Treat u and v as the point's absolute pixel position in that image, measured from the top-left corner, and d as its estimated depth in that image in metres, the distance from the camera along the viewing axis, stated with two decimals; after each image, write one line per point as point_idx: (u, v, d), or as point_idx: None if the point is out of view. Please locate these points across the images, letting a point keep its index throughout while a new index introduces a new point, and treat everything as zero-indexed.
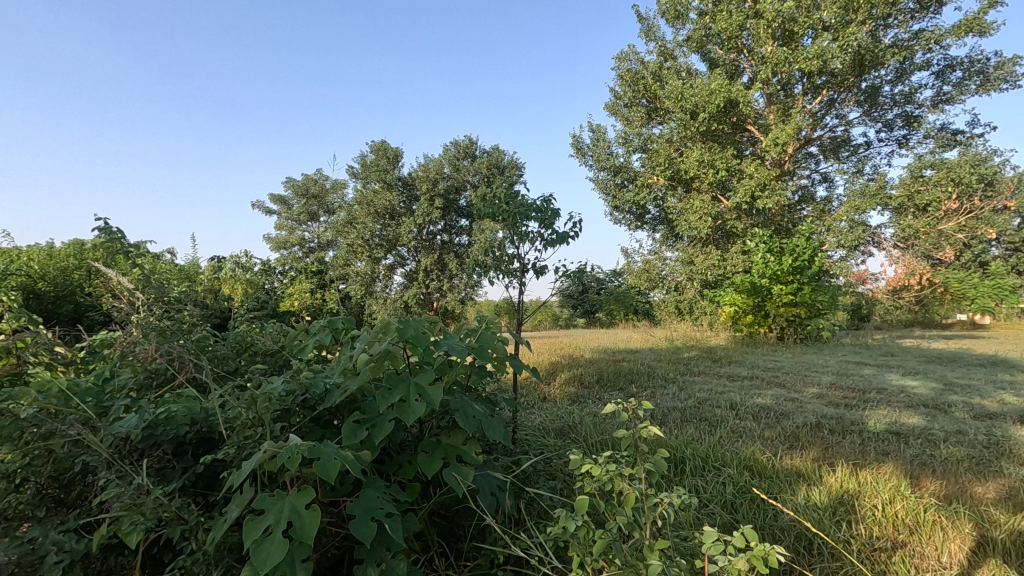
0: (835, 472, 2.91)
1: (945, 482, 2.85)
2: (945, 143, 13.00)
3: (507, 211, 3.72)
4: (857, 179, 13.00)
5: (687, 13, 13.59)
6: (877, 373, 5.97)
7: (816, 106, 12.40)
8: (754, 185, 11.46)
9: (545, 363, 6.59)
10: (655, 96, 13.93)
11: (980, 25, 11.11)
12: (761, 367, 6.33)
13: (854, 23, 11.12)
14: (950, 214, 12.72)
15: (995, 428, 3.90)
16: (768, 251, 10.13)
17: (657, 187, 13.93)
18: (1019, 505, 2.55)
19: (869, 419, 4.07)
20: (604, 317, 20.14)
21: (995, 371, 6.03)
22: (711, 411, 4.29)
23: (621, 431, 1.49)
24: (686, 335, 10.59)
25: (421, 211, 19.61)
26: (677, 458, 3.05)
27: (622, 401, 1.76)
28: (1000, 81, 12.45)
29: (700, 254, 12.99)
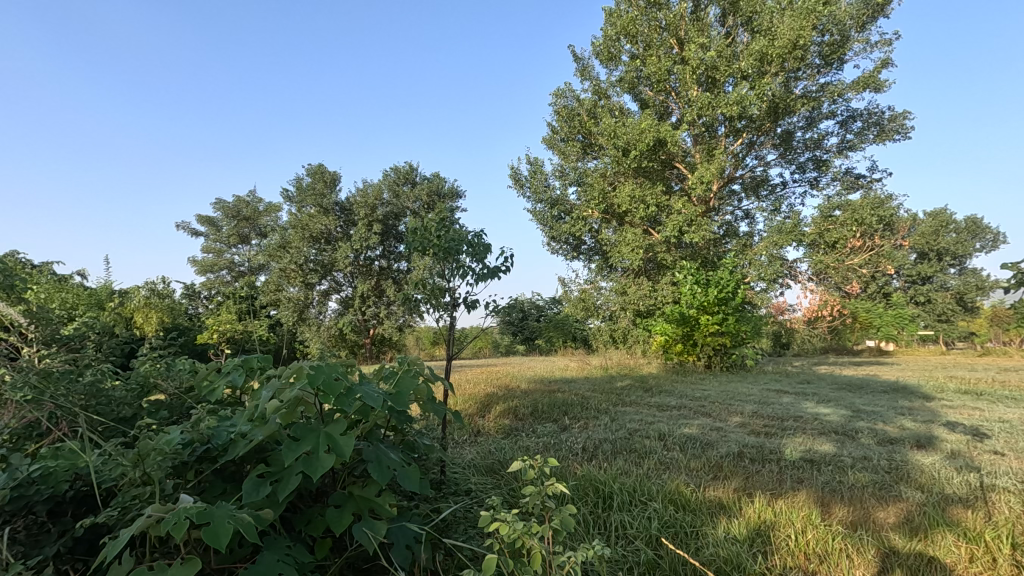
0: (753, 502, 3.00)
1: (851, 509, 3.01)
2: (849, 186, 14.20)
3: (439, 246, 3.70)
4: (775, 216, 13.90)
5: (619, 56, 14.32)
6: (794, 401, 6.30)
7: (737, 148, 13.28)
8: (682, 220, 12.01)
9: (480, 395, 6.53)
10: (590, 132, 14.49)
11: (876, 81, 12.31)
12: (689, 397, 6.53)
13: (768, 74, 12.03)
14: (855, 251, 13.81)
15: (896, 452, 4.20)
16: (696, 283, 10.61)
17: (592, 220, 14.42)
18: (915, 530, 2.72)
19: (786, 447, 4.28)
20: (544, 344, 20.32)
21: (897, 398, 6.50)
22: (640, 442, 4.37)
23: (530, 487, 1.48)
24: (621, 363, 10.88)
25: (358, 236, 19.25)
26: (605, 493, 3.06)
27: (535, 456, 1.74)
28: (893, 132, 13.80)
29: (633, 284, 13.44)
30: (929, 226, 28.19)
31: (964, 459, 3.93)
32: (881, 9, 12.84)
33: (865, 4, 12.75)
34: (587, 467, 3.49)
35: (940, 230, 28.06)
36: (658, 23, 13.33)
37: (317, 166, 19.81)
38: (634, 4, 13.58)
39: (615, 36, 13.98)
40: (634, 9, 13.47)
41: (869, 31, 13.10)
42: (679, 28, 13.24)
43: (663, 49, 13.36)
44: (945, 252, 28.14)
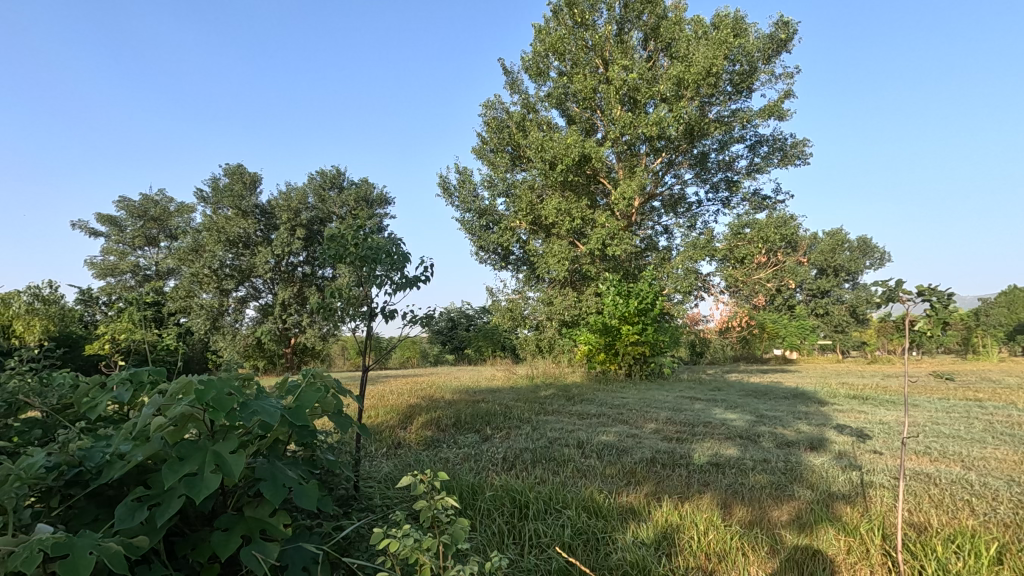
0: (661, 507, 3.13)
1: (750, 509, 3.21)
2: (757, 207, 15.27)
3: (355, 254, 3.61)
4: (691, 232, 14.69)
5: (548, 72, 14.70)
6: (705, 407, 6.65)
7: (656, 166, 13.96)
8: (605, 233, 12.39)
9: (402, 406, 6.40)
10: (518, 145, 14.73)
11: (779, 110, 13.35)
12: (608, 405, 6.72)
13: (685, 97, 12.69)
14: (762, 266, 14.85)
15: (792, 454, 4.52)
16: (618, 294, 11.01)
17: (520, 230, 14.65)
18: (803, 526, 2.93)
19: (696, 452, 4.50)
20: (472, 353, 20.29)
21: (796, 403, 7.02)
22: (559, 450, 4.46)
23: (422, 503, 1.47)
24: (546, 372, 11.04)
25: (279, 240, 18.43)
26: (521, 502, 3.09)
27: (430, 471, 1.73)
28: (795, 157, 15.00)
29: (558, 295, 13.73)
30: (827, 245, 30.82)
31: (849, 459, 4.30)
32: (783, 45, 13.98)
33: (770, 39, 13.84)
34: (504, 477, 3.51)
35: (837, 248, 30.66)
36: (586, 42, 13.95)
37: (236, 166, 18.83)
38: (562, 23, 14.05)
39: (543, 52, 14.36)
40: (562, 27, 13.93)
41: (774, 64, 14.20)
42: (604, 49, 13.84)
43: (589, 68, 13.88)
44: (841, 268, 30.86)
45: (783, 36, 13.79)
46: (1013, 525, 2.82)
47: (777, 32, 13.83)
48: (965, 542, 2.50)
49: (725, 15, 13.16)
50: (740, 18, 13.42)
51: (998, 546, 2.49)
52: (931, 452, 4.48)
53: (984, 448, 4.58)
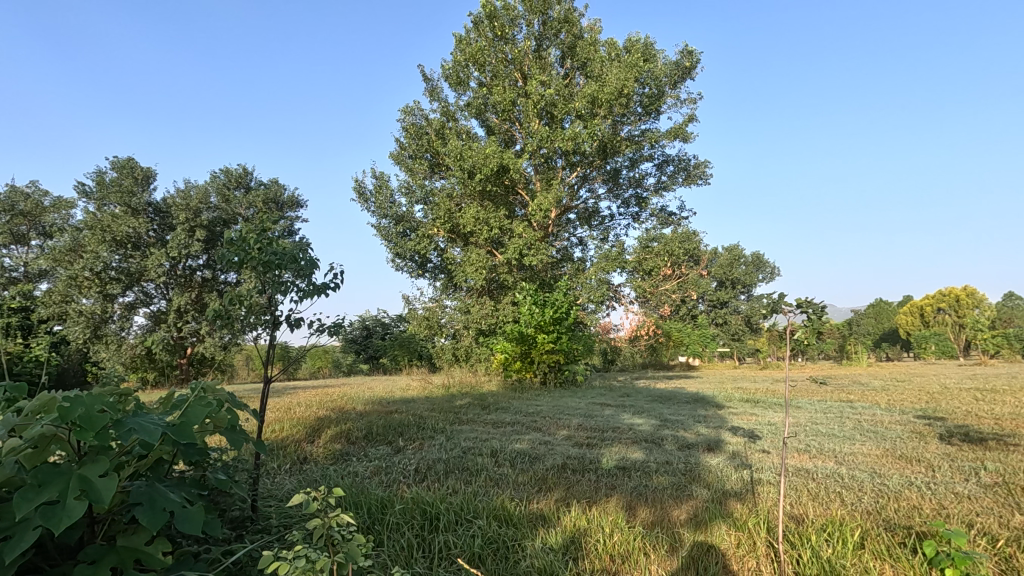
0: (570, 511, 3.20)
1: (652, 510, 3.37)
2: (663, 222, 16.19)
3: (258, 260, 3.40)
4: (604, 245, 15.29)
5: (467, 82, 14.80)
6: (614, 413, 6.91)
7: (572, 180, 14.43)
8: (522, 243, 12.57)
9: (310, 419, 6.10)
10: (437, 152, 14.67)
11: (683, 133, 14.25)
12: (523, 413, 6.80)
13: (599, 115, 13.19)
14: (668, 278, 15.73)
15: (691, 456, 4.81)
16: (534, 303, 11.22)
17: (438, 238, 14.56)
18: (698, 524, 3.12)
19: (604, 457, 4.67)
20: (388, 362, 19.80)
21: (696, 407, 7.48)
22: (473, 459, 4.45)
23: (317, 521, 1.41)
24: (462, 381, 11.00)
25: (176, 242, 17.04)
26: (431, 514, 3.04)
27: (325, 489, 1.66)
28: (697, 177, 16.07)
29: (476, 304, 13.77)
30: (726, 259, 33.25)
31: (741, 458, 4.64)
32: (688, 72, 14.99)
33: (676, 66, 14.80)
34: (416, 489, 3.45)
35: (734, 263, 33.13)
36: (505, 55, 14.25)
37: (126, 159, 17.22)
38: (482, 35, 14.22)
39: (464, 62, 14.43)
40: (482, 39, 14.10)
41: (679, 90, 15.18)
42: (523, 63, 14.18)
43: (508, 81, 14.14)
44: (738, 281, 33.40)
45: (688, 64, 14.79)
46: (873, 512, 3.17)
47: (682, 60, 14.81)
48: (834, 531, 2.77)
49: (635, 41, 13.91)
50: (650, 45, 14.24)
51: (861, 532, 2.78)
52: (810, 450, 4.93)
53: (853, 445, 5.11)
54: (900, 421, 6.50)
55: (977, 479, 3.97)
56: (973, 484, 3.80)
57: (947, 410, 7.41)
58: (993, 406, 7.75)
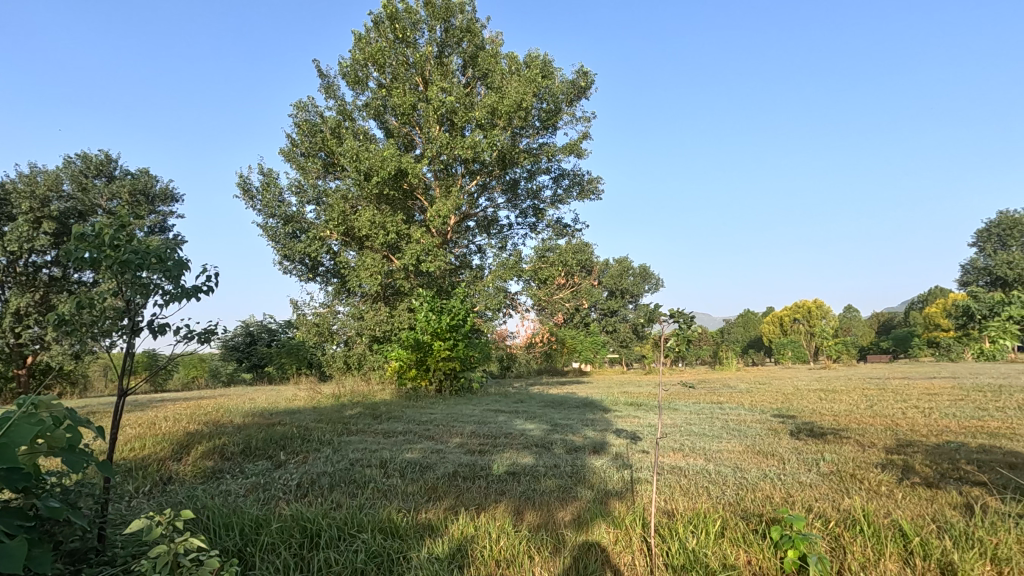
0: (459, 519, 3.20)
1: (539, 513, 3.47)
2: (559, 233, 16.80)
3: (113, 260, 3.01)
4: (502, 253, 15.53)
5: (366, 81, 14.42)
6: (508, 419, 7.02)
7: (471, 188, 14.53)
8: (420, 249, 12.39)
9: (178, 433, 5.57)
10: (332, 152, 14.10)
11: (578, 149, 14.91)
12: (415, 421, 6.68)
13: (498, 126, 13.40)
14: (562, 288, 16.30)
15: (578, 458, 5.01)
16: (431, 310, 11.12)
17: (331, 241, 13.97)
18: (581, 524, 3.25)
19: (495, 463, 4.72)
20: (273, 372, 18.50)
21: (585, 412, 7.81)
22: (360, 471, 4.30)
23: None
24: (354, 390, 10.58)
25: (16, 234, 14.82)
26: (312, 531, 2.89)
27: None
28: (590, 192, 16.88)
29: (370, 310, 13.36)
30: (616, 270, 35.14)
31: (622, 459, 4.92)
32: (583, 92, 15.73)
33: (572, 85, 15.47)
34: (295, 505, 3.26)
35: (624, 273, 35.15)
36: (406, 58, 14.09)
37: None
38: (383, 36, 13.96)
39: (362, 61, 14.04)
40: (382, 40, 13.82)
41: (575, 107, 15.88)
42: (424, 68, 14.11)
43: (409, 84, 13.97)
44: (627, 291, 35.47)
45: (583, 84, 15.53)
46: (734, 504, 3.50)
47: (578, 80, 15.52)
48: (699, 522, 3.03)
49: (535, 57, 14.38)
50: (548, 62, 14.79)
51: (722, 522, 3.06)
52: (683, 448, 5.35)
53: (720, 443, 5.61)
54: (760, 420, 7.24)
55: (818, 469, 4.53)
56: (814, 474, 4.33)
57: (797, 409, 8.38)
58: (833, 404, 8.88)
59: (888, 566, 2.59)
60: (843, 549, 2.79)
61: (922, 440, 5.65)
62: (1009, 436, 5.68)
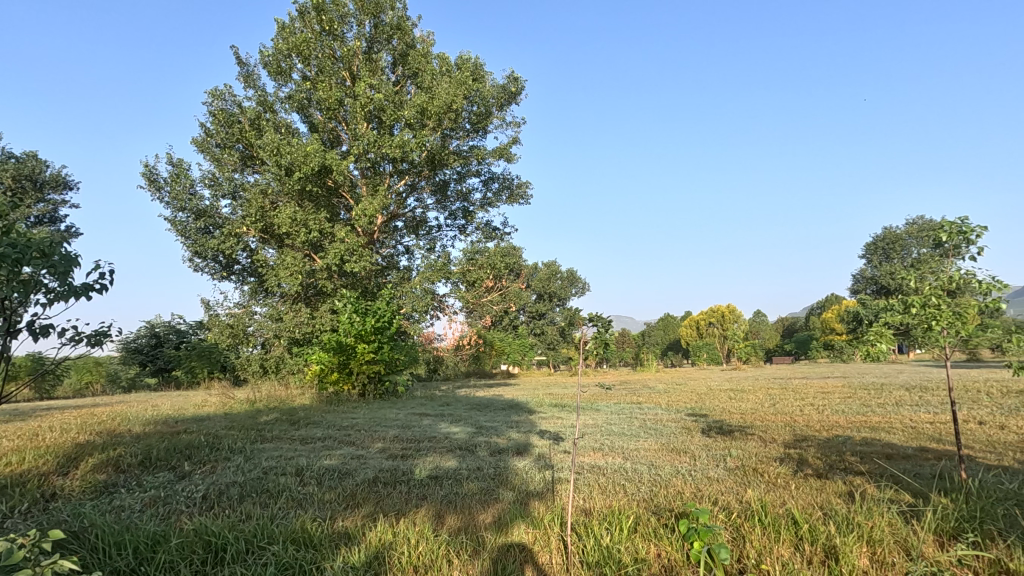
0: (376, 526, 3.12)
1: (459, 516, 3.46)
2: (488, 236, 16.86)
3: None
4: (430, 255, 15.35)
5: (290, 73, 13.83)
6: (432, 423, 6.95)
7: (400, 188, 14.27)
8: (344, 249, 12.00)
9: (66, 445, 5.08)
10: (251, 144, 13.39)
11: (507, 153, 15.04)
12: (336, 427, 6.47)
13: (428, 127, 13.27)
14: (490, 291, 16.33)
15: (501, 460, 5.05)
16: (355, 312, 10.80)
17: (248, 237, 13.25)
18: (501, 526, 3.28)
19: (417, 467, 4.66)
20: (181, 376, 17.14)
21: (510, 414, 7.89)
22: (274, 480, 4.10)
23: None
24: (270, 395, 10.06)
25: None
26: (216, 546, 2.73)
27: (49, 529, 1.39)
28: (519, 197, 17.07)
29: (289, 311, 12.79)
30: (544, 274, 35.74)
31: (544, 460, 5.01)
32: (513, 97, 15.90)
33: (502, 90, 15.60)
34: (198, 518, 3.06)
35: (552, 278, 35.89)
36: (333, 52, 13.65)
37: None
38: (308, 26, 13.46)
39: (285, 52, 13.47)
40: (308, 30, 13.32)
41: (505, 112, 16.02)
42: (352, 63, 13.75)
43: (335, 78, 13.53)
44: (554, 295, 36.21)
45: (513, 90, 15.71)
46: (647, 500, 3.65)
47: (509, 85, 15.68)
48: (614, 519, 3.13)
49: (466, 59, 14.38)
50: (479, 66, 14.84)
51: (634, 518, 3.19)
52: (603, 447, 5.52)
53: (637, 442, 5.84)
54: (674, 419, 7.61)
55: (725, 464, 4.82)
56: (721, 469, 4.62)
57: (708, 408, 8.87)
58: (741, 403, 9.49)
59: (782, 552, 2.81)
60: (743, 538, 2.99)
61: (816, 435, 6.17)
62: (887, 430, 6.31)
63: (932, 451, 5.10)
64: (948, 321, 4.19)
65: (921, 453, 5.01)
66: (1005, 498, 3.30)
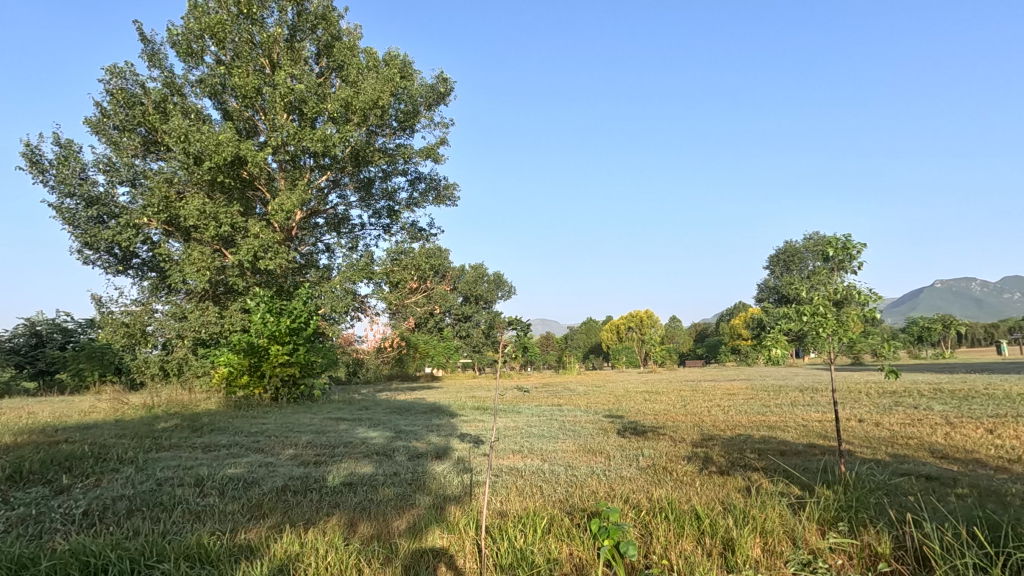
0: (282, 538, 2.97)
1: (372, 523, 3.37)
2: (413, 237, 16.59)
3: None
4: (352, 254, 14.87)
5: (201, 55, 12.97)
6: (349, 428, 6.73)
7: (321, 183, 13.73)
8: (257, 245, 11.36)
9: None
10: (155, 129, 12.41)
11: (435, 153, 14.89)
12: (243, 433, 6.11)
13: (352, 122, 12.90)
14: (414, 292, 16.05)
15: (420, 465, 4.98)
16: (268, 311, 10.26)
17: (149, 229, 12.26)
18: (415, 531, 3.22)
19: (330, 474, 4.48)
20: (65, 380, 15.47)
21: (431, 417, 7.79)
22: (169, 492, 3.79)
23: None
24: (170, 399, 9.35)
25: None
26: (95, 568, 2.48)
27: None
28: (446, 198, 16.93)
29: (195, 309, 11.94)
30: (471, 276, 35.77)
31: (463, 463, 4.98)
32: (442, 97, 15.77)
33: (431, 89, 15.43)
34: (76, 538, 2.77)
35: (479, 280, 35.97)
36: (251, 37, 12.88)
37: None
38: (224, 7, 12.69)
39: (197, 32, 12.60)
40: (223, 12, 12.54)
41: (433, 112, 15.86)
42: (272, 50, 13.11)
43: (253, 65, 12.85)
44: (481, 297, 36.30)
45: (442, 90, 15.59)
46: (563, 500, 3.74)
47: (438, 85, 15.55)
48: (528, 520, 3.17)
49: (394, 56, 14.12)
50: (407, 63, 14.61)
51: (549, 519, 3.24)
52: (522, 450, 5.58)
53: (555, 443, 5.96)
54: (592, 420, 7.85)
55: (637, 463, 5.03)
56: (634, 468, 4.81)
57: (625, 408, 9.22)
58: (654, 404, 9.94)
59: (685, 546, 2.95)
60: (650, 534, 3.12)
61: (720, 434, 6.57)
62: (782, 428, 6.84)
63: (819, 447, 5.58)
64: (832, 328, 4.63)
65: (809, 449, 5.47)
66: (876, 488, 3.67)
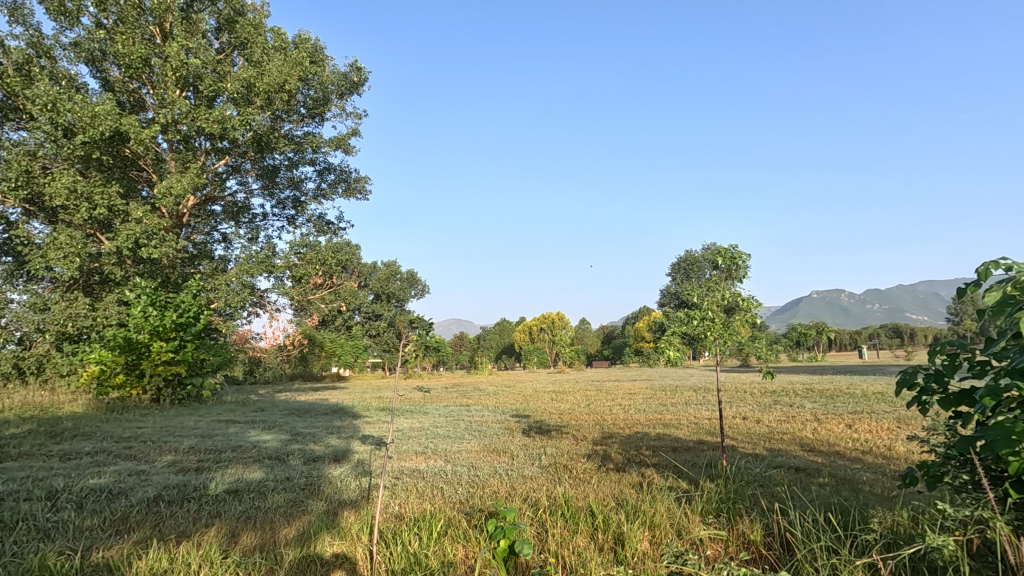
0: (148, 553, 2.69)
1: (257, 533, 3.15)
2: (320, 230, 15.86)
3: None
4: (251, 245, 13.93)
5: (78, 16, 11.61)
6: (240, 431, 6.28)
7: (217, 168, 12.75)
8: (139, 231, 10.30)
9: None
10: (15, 94, 10.91)
11: (345, 144, 14.32)
12: (113, 439, 5.51)
13: (255, 105, 12.11)
14: (318, 288, 15.29)
15: (315, 469, 4.73)
16: (150, 305, 9.32)
17: (4, 207, 10.75)
18: (303, 539, 3.04)
19: (212, 481, 4.14)
20: None
21: (332, 419, 7.45)
22: (11, 508, 3.31)
23: None
24: (26, 402, 8.28)
25: None
26: None
27: None
28: (356, 191, 16.35)
29: (60, 300, 10.64)
30: (383, 273, 34.93)
31: (363, 466, 4.81)
32: (355, 87, 15.22)
33: (343, 78, 14.85)
34: None
35: (392, 279, 35.19)
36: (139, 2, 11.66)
37: None
38: None
39: None
40: None
41: (345, 101, 15.25)
42: (165, 19, 11.99)
43: (141, 33, 11.68)
44: (393, 295, 35.49)
45: (355, 79, 15.05)
46: (463, 501, 3.70)
47: (351, 74, 15.00)
48: (425, 523, 3.12)
49: (304, 39, 13.42)
50: (318, 48, 13.96)
51: (446, 521, 3.21)
52: (425, 451, 5.49)
53: (460, 443, 5.93)
54: (498, 420, 7.88)
55: (539, 462, 5.11)
56: (536, 467, 4.88)
57: (530, 408, 9.37)
58: (559, 404, 10.20)
59: (578, 542, 3.03)
60: (546, 532, 3.18)
61: (619, 432, 6.85)
62: (675, 426, 7.25)
63: (707, 443, 5.96)
64: (719, 332, 4.99)
65: (698, 445, 5.83)
66: (752, 480, 3.98)
